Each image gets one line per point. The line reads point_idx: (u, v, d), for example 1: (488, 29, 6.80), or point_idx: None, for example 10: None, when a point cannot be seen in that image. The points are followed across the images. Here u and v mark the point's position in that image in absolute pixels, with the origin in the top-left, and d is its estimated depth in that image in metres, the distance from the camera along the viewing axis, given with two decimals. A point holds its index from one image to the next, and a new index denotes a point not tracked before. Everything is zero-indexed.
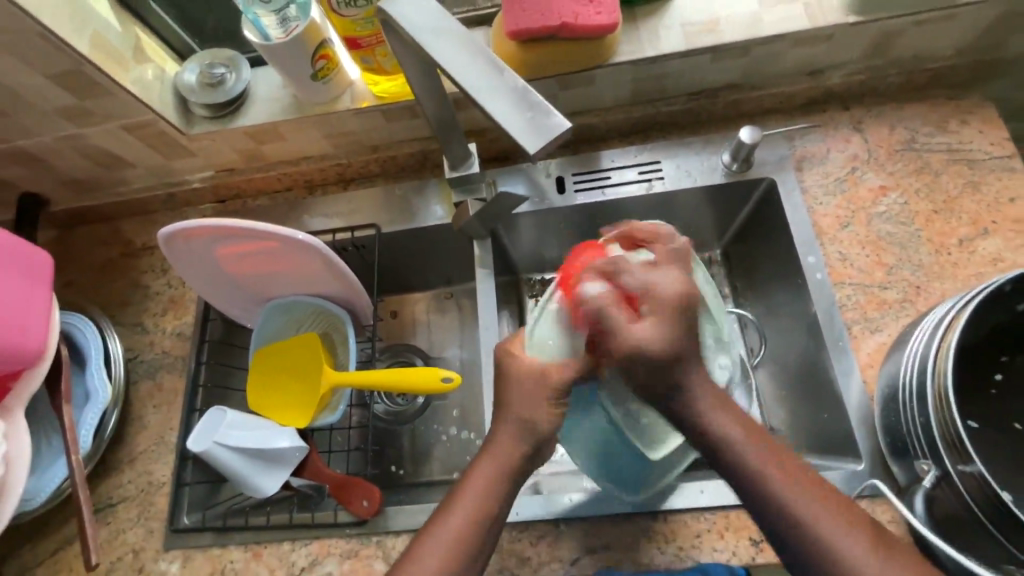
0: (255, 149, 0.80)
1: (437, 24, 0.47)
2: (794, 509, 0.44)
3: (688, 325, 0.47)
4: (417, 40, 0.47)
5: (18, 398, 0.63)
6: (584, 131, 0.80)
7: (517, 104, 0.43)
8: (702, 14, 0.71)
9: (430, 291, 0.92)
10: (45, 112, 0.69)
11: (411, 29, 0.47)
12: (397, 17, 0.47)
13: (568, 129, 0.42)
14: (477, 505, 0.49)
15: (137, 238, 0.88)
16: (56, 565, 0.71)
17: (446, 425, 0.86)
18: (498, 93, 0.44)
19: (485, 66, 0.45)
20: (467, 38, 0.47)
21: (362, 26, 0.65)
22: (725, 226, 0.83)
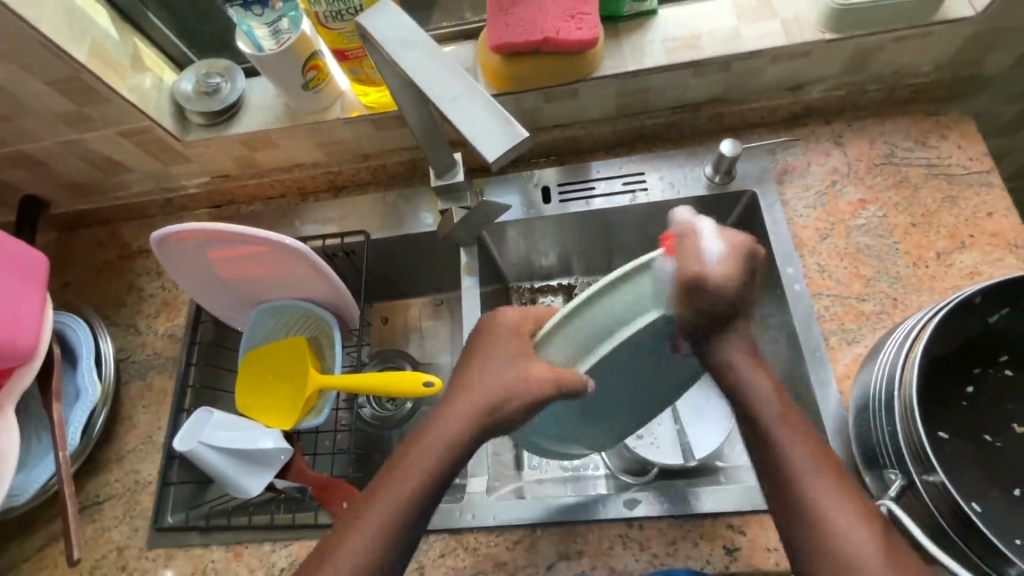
0: (249, 156, 0.82)
1: (413, 40, 0.49)
2: (789, 470, 0.46)
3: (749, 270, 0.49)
4: (394, 56, 0.49)
5: (8, 395, 0.65)
6: (571, 143, 0.81)
7: (483, 113, 0.45)
8: (684, 30, 0.72)
9: (422, 298, 0.94)
10: (46, 118, 0.71)
11: (384, 42, 0.49)
12: (372, 31, 0.49)
13: (527, 138, 0.43)
14: (401, 503, 0.48)
15: (134, 242, 0.91)
16: (41, 562, 0.72)
17: None
18: (471, 104, 0.45)
19: (453, 78, 0.47)
20: (440, 53, 0.48)
21: (350, 38, 0.67)
22: None
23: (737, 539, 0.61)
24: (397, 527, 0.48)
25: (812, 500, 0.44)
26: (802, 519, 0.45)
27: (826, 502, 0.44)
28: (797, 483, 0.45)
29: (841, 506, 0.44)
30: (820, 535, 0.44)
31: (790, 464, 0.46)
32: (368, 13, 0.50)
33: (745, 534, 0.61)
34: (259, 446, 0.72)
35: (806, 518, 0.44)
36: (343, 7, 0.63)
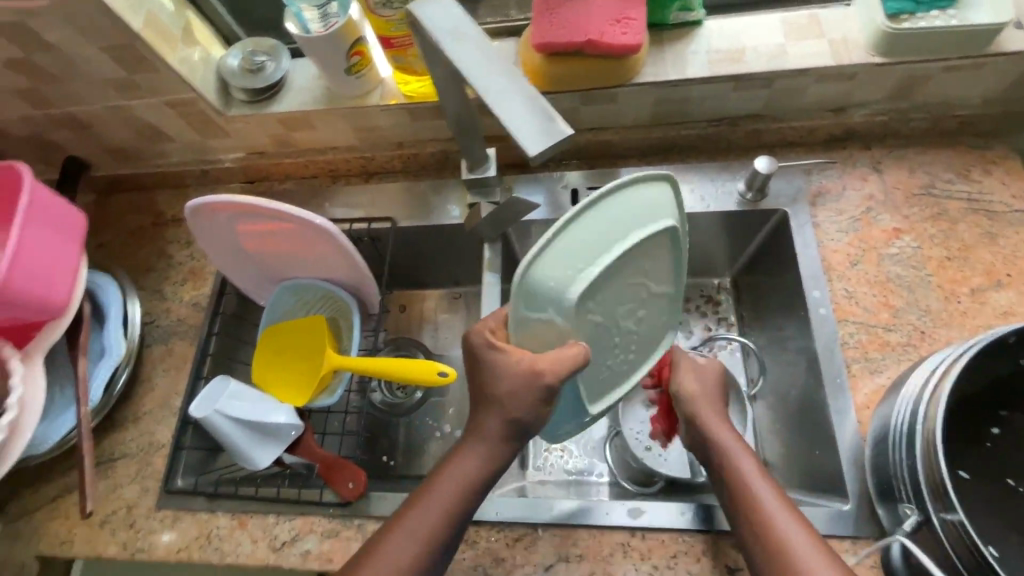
0: (286, 135, 0.84)
1: (464, 32, 0.49)
2: (758, 510, 0.49)
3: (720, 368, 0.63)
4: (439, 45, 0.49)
5: (37, 346, 0.68)
6: (603, 149, 0.81)
7: (525, 107, 0.45)
8: (729, 43, 0.71)
9: (438, 290, 0.95)
10: (95, 83, 0.73)
11: (434, 32, 0.50)
12: (422, 18, 0.50)
13: (569, 135, 0.43)
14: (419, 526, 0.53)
15: (168, 210, 0.93)
16: (55, 511, 0.75)
17: (440, 422, 0.89)
18: (513, 99, 0.46)
19: (499, 71, 0.47)
20: (488, 47, 0.49)
21: (397, 27, 0.66)
22: (736, 253, 0.85)
23: (740, 559, 0.61)
24: (430, 537, 0.52)
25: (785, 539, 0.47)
26: (777, 563, 0.46)
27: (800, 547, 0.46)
28: (770, 525, 0.48)
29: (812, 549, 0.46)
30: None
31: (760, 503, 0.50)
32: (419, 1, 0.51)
33: None
34: (272, 420, 0.74)
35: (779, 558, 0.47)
36: None
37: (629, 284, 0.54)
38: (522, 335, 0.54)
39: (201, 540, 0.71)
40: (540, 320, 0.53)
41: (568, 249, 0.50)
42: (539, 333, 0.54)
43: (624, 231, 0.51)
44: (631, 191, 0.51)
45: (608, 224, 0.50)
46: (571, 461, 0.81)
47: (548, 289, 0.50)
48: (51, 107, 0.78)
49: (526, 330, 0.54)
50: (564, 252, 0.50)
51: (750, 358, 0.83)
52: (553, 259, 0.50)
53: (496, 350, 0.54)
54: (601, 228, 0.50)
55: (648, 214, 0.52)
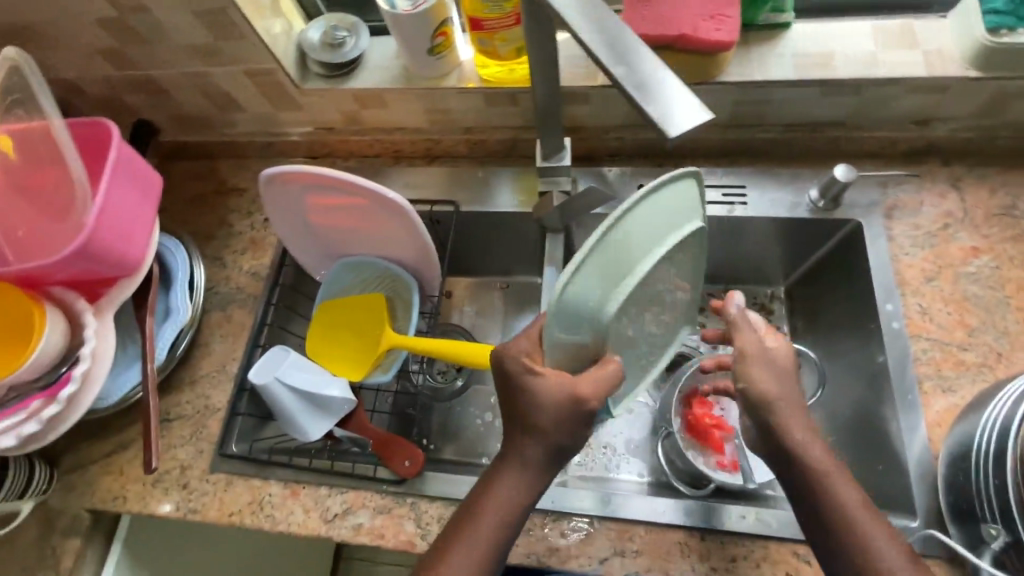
0: (357, 113, 0.84)
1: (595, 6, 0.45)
2: (842, 528, 0.50)
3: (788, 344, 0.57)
4: (564, 20, 0.45)
5: (109, 302, 0.69)
6: (671, 147, 0.80)
7: (657, 88, 0.41)
8: (819, 47, 0.70)
9: (487, 279, 0.95)
10: (181, 48, 0.74)
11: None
12: None
13: (710, 119, 0.40)
14: (490, 523, 0.52)
15: (231, 179, 0.94)
16: (109, 466, 0.76)
17: (481, 410, 0.90)
18: (652, 81, 0.42)
19: (624, 46, 0.43)
20: (611, 18, 0.45)
21: (490, 9, 0.65)
22: (795, 264, 0.85)
23: (802, 568, 0.60)
24: (504, 527, 0.53)
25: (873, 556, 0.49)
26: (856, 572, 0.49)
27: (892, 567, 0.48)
28: (857, 543, 0.49)
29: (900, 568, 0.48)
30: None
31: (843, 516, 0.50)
32: None
33: (812, 565, 0.60)
34: (327, 393, 0.74)
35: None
36: None
37: (657, 285, 0.54)
38: (555, 352, 0.53)
39: (253, 506, 0.71)
40: (574, 336, 0.51)
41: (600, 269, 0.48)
42: (571, 350, 0.53)
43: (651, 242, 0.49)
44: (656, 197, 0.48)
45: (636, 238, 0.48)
46: (612, 459, 0.84)
47: (585, 306, 0.48)
48: (133, 69, 0.79)
49: (559, 347, 0.53)
50: (598, 268, 0.47)
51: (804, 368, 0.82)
52: (588, 275, 0.47)
53: (535, 376, 0.52)
54: (635, 236, 0.48)
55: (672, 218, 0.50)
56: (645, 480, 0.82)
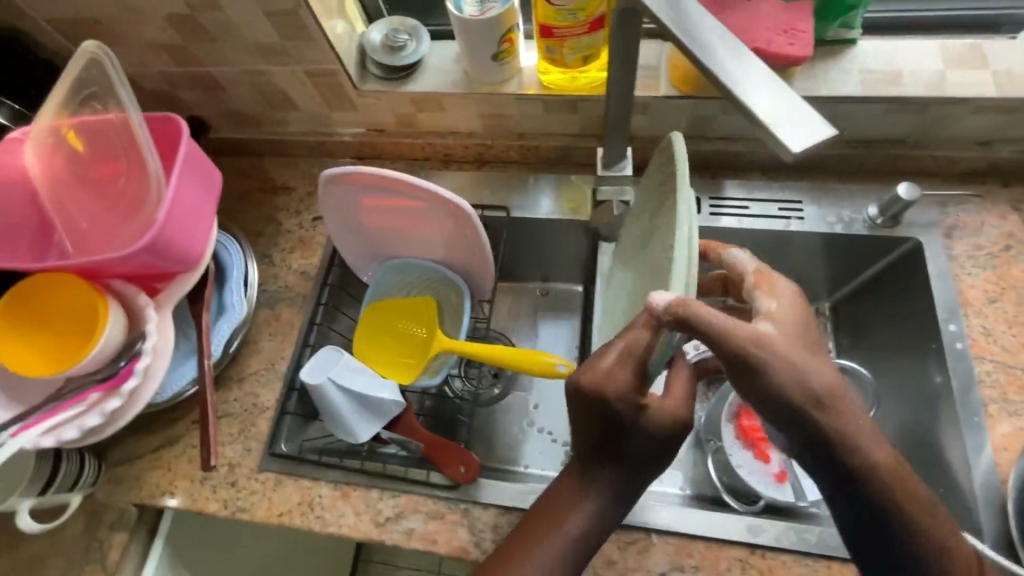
0: (412, 116, 0.84)
1: (703, 17, 0.46)
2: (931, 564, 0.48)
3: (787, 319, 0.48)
4: (671, 28, 0.46)
5: (169, 296, 0.68)
6: (727, 159, 0.81)
7: (777, 99, 0.41)
8: (885, 64, 0.70)
9: (528, 285, 0.94)
10: (247, 47, 0.74)
11: (666, 13, 0.47)
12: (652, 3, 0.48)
13: (833, 135, 0.39)
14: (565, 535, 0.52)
15: (278, 178, 0.94)
16: (157, 461, 0.76)
17: (520, 416, 0.90)
18: (765, 87, 0.42)
19: (742, 59, 0.44)
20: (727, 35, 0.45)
21: (564, 17, 0.63)
22: (840, 282, 0.85)
23: None
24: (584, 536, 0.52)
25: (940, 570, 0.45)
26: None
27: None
28: None
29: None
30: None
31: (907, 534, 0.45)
32: None
33: None
34: (378, 395, 0.73)
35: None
36: None
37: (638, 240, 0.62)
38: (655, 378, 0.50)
39: (302, 507, 0.71)
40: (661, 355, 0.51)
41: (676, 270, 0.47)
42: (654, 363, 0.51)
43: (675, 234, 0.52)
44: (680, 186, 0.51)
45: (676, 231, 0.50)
46: None
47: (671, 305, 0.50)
48: (194, 65, 0.79)
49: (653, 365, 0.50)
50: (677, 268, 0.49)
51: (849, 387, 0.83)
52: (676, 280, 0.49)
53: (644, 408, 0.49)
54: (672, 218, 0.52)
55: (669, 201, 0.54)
56: (687, 495, 0.81)
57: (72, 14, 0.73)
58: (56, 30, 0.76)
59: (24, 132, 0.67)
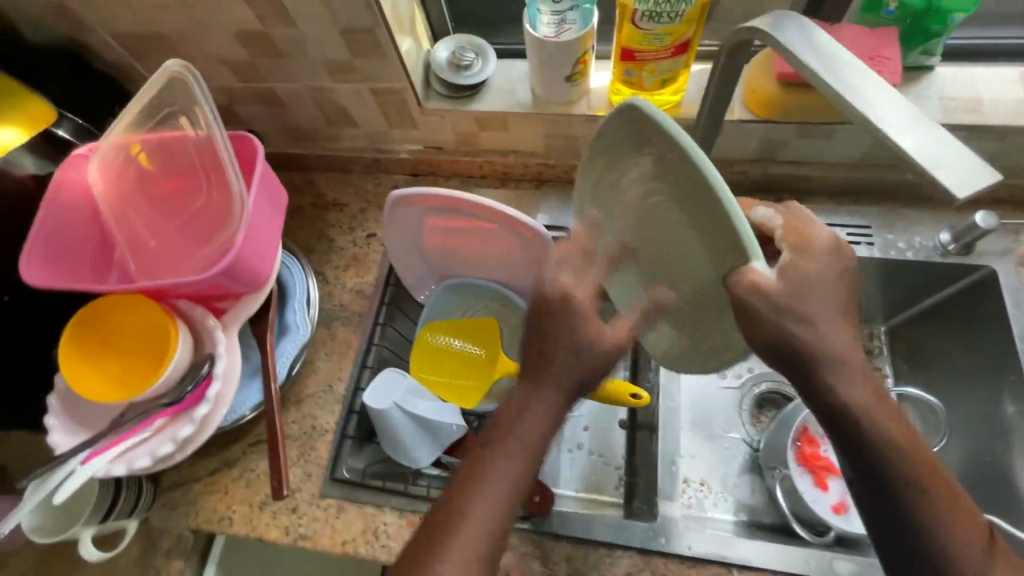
0: (473, 133, 0.83)
1: (847, 59, 0.46)
2: None
3: (820, 270, 0.46)
4: (811, 68, 0.45)
5: (235, 317, 0.66)
6: (793, 183, 0.80)
7: (932, 141, 0.40)
8: (965, 92, 0.69)
9: None
10: (315, 64, 0.73)
11: (801, 54, 0.46)
12: (786, 41, 0.47)
13: (998, 180, 0.38)
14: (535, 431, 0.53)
15: (329, 194, 0.92)
16: (212, 486, 0.73)
17: (572, 439, 0.82)
18: (912, 130, 0.41)
19: (887, 100, 0.43)
20: (868, 74, 0.45)
21: (651, 41, 0.62)
22: (896, 309, 0.84)
23: None
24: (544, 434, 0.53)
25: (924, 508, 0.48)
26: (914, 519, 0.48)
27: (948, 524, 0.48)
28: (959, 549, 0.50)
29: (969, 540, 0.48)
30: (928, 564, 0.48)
31: (894, 476, 0.48)
32: (779, 26, 0.48)
33: None
34: (445, 421, 0.73)
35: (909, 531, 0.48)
36: (665, 9, 0.59)
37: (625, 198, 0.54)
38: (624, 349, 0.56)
39: (367, 535, 0.69)
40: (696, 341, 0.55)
41: (725, 231, 0.43)
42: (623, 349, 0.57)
43: (678, 185, 0.46)
44: (670, 130, 0.44)
45: (693, 183, 0.44)
46: (707, 497, 0.82)
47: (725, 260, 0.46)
48: (257, 81, 0.79)
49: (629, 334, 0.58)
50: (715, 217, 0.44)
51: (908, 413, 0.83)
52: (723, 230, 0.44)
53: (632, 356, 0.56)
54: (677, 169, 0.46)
55: (651, 139, 0.47)
56: (739, 518, 0.81)
57: (139, 28, 0.72)
58: (120, 44, 0.75)
59: (90, 148, 0.66)
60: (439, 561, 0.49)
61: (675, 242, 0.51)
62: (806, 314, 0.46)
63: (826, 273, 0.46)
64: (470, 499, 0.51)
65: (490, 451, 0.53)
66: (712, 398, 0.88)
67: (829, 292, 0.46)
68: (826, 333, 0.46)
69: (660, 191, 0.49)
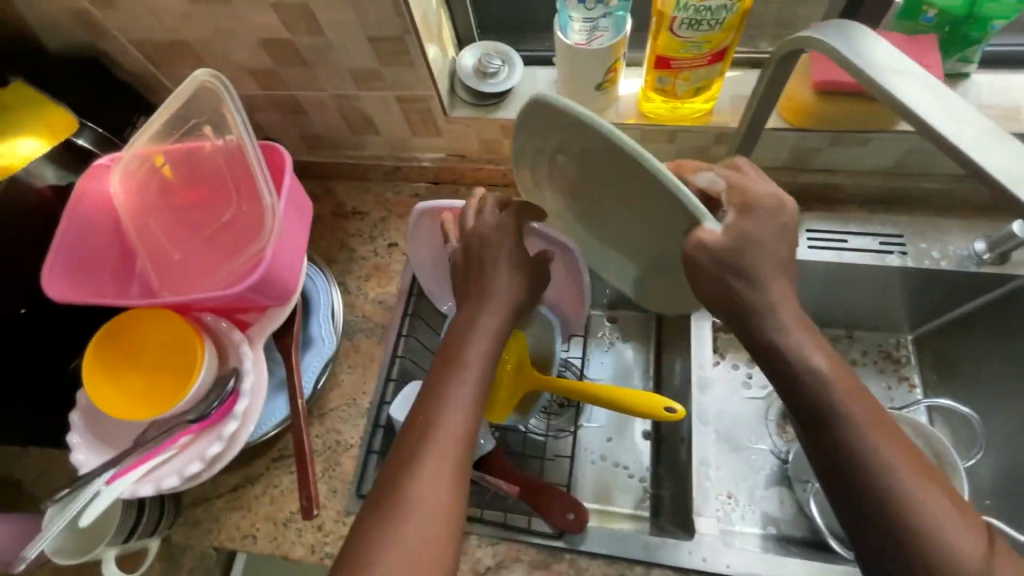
0: (498, 141, 0.81)
1: (911, 72, 0.44)
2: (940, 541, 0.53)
3: (769, 223, 0.47)
4: (885, 85, 0.44)
5: (260, 331, 0.65)
6: (822, 191, 0.79)
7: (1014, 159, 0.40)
8: (1003, 100, 0.68)
9: (595, 309, 0.91)
10: (341, 72, 0.72)
11: (872, 70, 0.45)
12: (854, 56, 0.46)
13: None
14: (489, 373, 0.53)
15: (348, 202, 0.91)
16: (234, 503, 0.72)
17: (596, 450, 0.81)
18: (994, 147, 0.41)
19: (964, 116, 0.42)
20: (942, 89, 0.43)
21: (688, 49, 0.61)
22: (922, 318, 0.83)
23: None
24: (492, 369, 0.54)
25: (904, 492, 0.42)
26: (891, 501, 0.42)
27: (938, 517, 0.41)
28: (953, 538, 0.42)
29: (960, 527, 0.41)
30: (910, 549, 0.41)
31: (861, 448, 0.43)
32: (845, 40, 0.46)
33: None
34: None
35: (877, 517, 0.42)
36: (706, 17, 0.58)
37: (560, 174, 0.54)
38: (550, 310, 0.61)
39: None
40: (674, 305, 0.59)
41: (672, 204, 0.44)
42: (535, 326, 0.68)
43: (612, 165, 0.46)
44: (592, 123, 0.42)
45: (628, 168, 0.44)
46: (734, 509, 0.81)
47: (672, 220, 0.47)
48: (279, 88, 0.77)
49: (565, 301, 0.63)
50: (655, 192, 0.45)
51: (936, 424, 0.82)
52: (666, 202, 0.45)
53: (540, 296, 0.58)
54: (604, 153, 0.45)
55: (572, 132, 0.46)
56: (767, 531, 0.79)
57: (162, 35, 0.70)
58: (141, 52, 0.73)
59: (112, 158, 0.64)
60: (417, 480, 0.47)
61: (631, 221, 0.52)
62: (750, 270, 0.46)
63: (768, 233, 0.46)
64: (436, 416, 0.50)
65: (447, 371, 0.53)
66: (738, 408, 0.87)
67: (772, 250, 0.47)
68: (769, 284, 0.47)
69: (598, 174, 0.49)
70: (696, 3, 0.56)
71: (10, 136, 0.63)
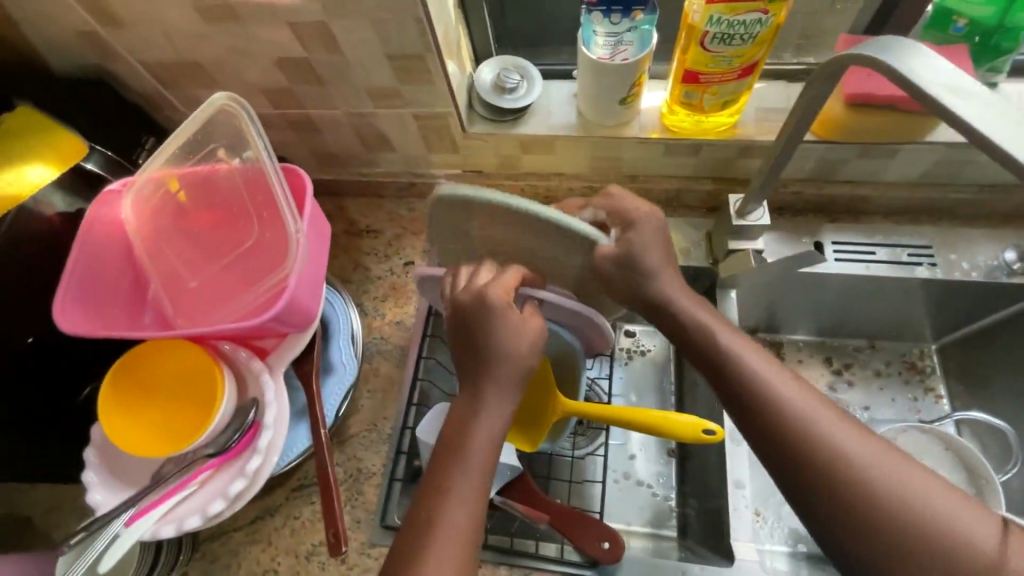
0: (517, 157, 0.80)
1: (963, 86, 0.42)
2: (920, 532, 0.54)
3: (650, 231, 0.58)
4: (942, 101, 0.42)
5: (280, 359, 0.62)
6: (844, 203, 0.78)
7: None
8: None
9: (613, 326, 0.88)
10: (358, 90, 0.70)
11: (925, 87, 0.43)
12: (907, 73, 0.44)
13: None
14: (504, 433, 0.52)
15: (361, 220, 0.89)
16: (254, 536, 0.69)
17: (621, 469, 0.78)
18: None
19: None
20: (1004, 105, 0.41)
21: (718, 63, 0.60)
22: (946, 329, 0.82)
23: None
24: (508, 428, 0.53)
25: (882, 491, 0.41)
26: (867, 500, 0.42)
27: (924, 511, 0.40)
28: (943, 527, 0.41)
29: (952, 516, 0.40)
30: (901, 552, 0.40)
31: (831, 451, 0.44)
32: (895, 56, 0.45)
33: None
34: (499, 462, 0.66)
35: (853, 522, 0.42)
36: (738, 31, 0.56)
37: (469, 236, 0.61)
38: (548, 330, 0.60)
39: None
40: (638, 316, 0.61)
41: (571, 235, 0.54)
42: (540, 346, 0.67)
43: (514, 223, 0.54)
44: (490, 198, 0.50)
45: (527, 223, 0.52)
46: (764, 528, 0.79)
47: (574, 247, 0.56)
48: (292, 107, 0.75)
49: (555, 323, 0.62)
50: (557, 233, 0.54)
51: (964, 436, 0.81)
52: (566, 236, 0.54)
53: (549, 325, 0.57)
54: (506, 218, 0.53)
55: (472, 207, 0.53)
56: (797, 549, 0.77)
57: (174, 56, 0.68)
58: (150, 72, 0.71)
59: (123, 183, 0.61)
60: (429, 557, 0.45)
61: (546, 251, 0.58)
62: (641, 266, 0.57)
63: (648, 237, 0.58)
64: (448, 483, 0.49)
65: (449, 461, 0.51)
66: None
67: (656, 250, 0.58)
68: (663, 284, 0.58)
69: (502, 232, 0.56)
70: (729, 17, 0.55)
71: (15, 163, 0.60)
